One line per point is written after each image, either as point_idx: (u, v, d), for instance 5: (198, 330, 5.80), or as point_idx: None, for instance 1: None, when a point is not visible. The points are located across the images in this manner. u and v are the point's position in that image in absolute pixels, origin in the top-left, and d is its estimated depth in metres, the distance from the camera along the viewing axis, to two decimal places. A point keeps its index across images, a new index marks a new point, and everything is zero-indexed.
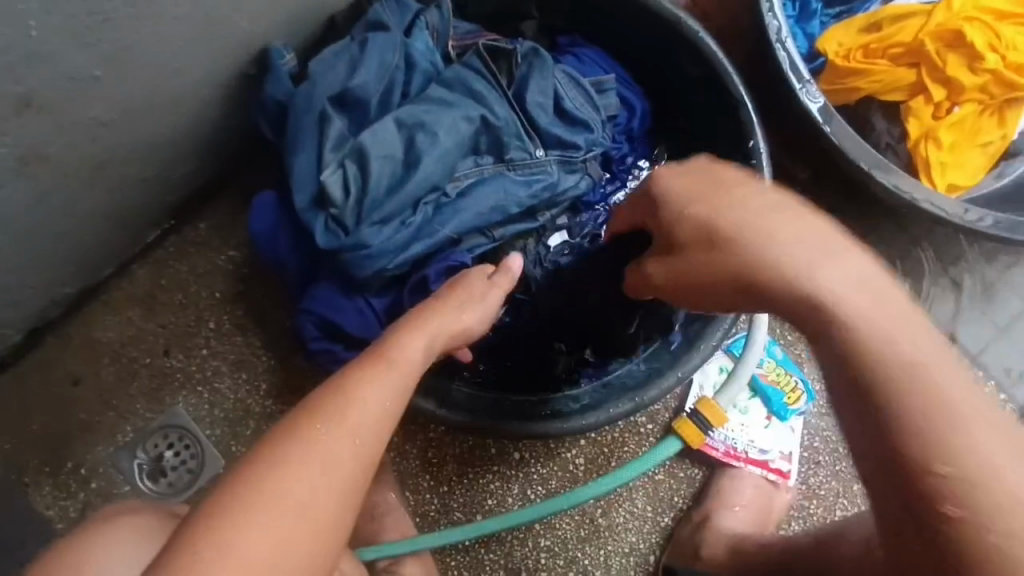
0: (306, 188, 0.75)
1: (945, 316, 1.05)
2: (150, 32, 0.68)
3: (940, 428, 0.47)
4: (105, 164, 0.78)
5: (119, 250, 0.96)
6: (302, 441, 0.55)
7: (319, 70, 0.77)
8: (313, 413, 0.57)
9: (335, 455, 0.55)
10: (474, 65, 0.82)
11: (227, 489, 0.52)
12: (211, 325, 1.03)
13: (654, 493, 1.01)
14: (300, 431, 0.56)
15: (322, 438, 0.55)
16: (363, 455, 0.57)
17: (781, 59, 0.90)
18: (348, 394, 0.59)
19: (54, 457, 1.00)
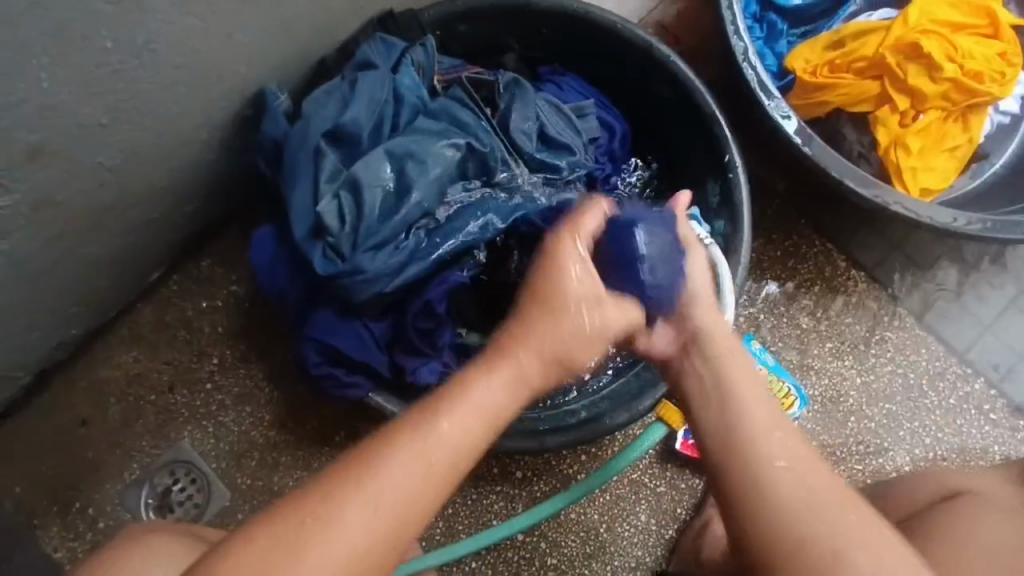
0: (303, 220, 0.78)
1: (931, 317, 1.08)
2: (152, 81, 0.72)
3: (761, 508, 0.56)
4: (111, 208, 0.82)
5: (125, 290, 0.99)
6: (316, 540, 0.49)
7: (313, 108, 0.80)
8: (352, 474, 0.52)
9: (399, 499, 0.52)
10: (458, 96, 0.87)
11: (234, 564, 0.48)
12: (215, 359, 1.06)
13: (656, 505, 1.02)
14: (379, 461, 0.52)
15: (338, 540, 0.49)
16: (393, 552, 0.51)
17: (750, 79, 0.94)
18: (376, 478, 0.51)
19: (62, 498, 1.01)
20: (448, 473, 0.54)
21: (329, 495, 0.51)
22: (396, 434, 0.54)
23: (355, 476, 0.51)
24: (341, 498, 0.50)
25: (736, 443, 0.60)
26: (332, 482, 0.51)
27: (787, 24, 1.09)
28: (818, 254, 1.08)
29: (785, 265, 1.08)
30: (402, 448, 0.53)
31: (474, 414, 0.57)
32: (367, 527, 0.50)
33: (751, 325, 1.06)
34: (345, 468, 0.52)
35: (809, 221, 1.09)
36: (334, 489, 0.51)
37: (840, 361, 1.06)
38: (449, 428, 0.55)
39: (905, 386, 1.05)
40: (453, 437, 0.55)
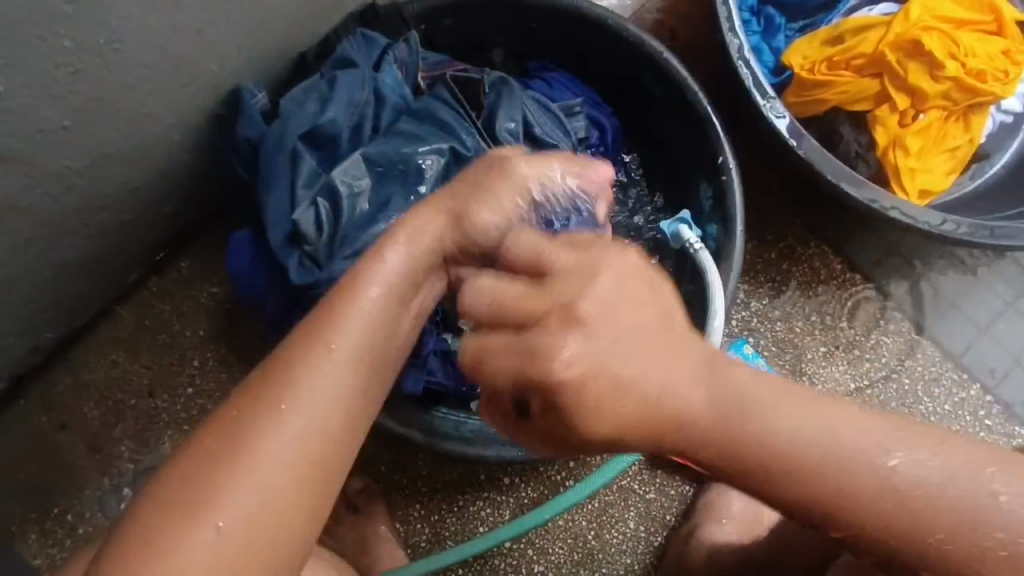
0: (279, 227, 0.75)
1: (925, 320, 1.06)
2: (119, 81, 0.69)
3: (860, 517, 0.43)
4: (81, 212, 0.79)
5: (102, 291, 0.96)
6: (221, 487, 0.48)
7: (290, 108, 0.77)
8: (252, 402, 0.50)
9: (281, 450, 0.49)
10: (442, 96, 0.84)
11: (151, 523, 0.47)
12: (195, 363, 1.03)
13: (646, 512, 1.01)
14: (231, 428, 0.49)
15: (242, 477, 0.48)
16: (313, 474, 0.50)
17: (744, 76, 0.90)
18: (273, 409, 0.50)
19: (40, 505, 0.99)
20: (328, 407, 0.51)
21: (189, 474, 0.49)
22: (255, 392, 0.50)
23: (223, 440, 0.49)
24: (212, 467, 0.49)
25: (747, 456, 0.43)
26: (189, 465, 0.49)
27: (785, 18, 1.05)
28: (813, 257, 1.06)
29: (780, 269, 1.06)
30: (257, 408, 0.50)
31: (349, 337, 0.52)
32: (255, 484, 0.48)
33: (745, 329, 1.04)
34: (195, 443, 0.50)
35: (805, 223, 1.07)
36: (193, 465, 0.49)
37: (834, 365, 1.04)
38: (319, 363, 0.51)
39: (899, 392, 1.03)
40: (326, 373, 0.51)
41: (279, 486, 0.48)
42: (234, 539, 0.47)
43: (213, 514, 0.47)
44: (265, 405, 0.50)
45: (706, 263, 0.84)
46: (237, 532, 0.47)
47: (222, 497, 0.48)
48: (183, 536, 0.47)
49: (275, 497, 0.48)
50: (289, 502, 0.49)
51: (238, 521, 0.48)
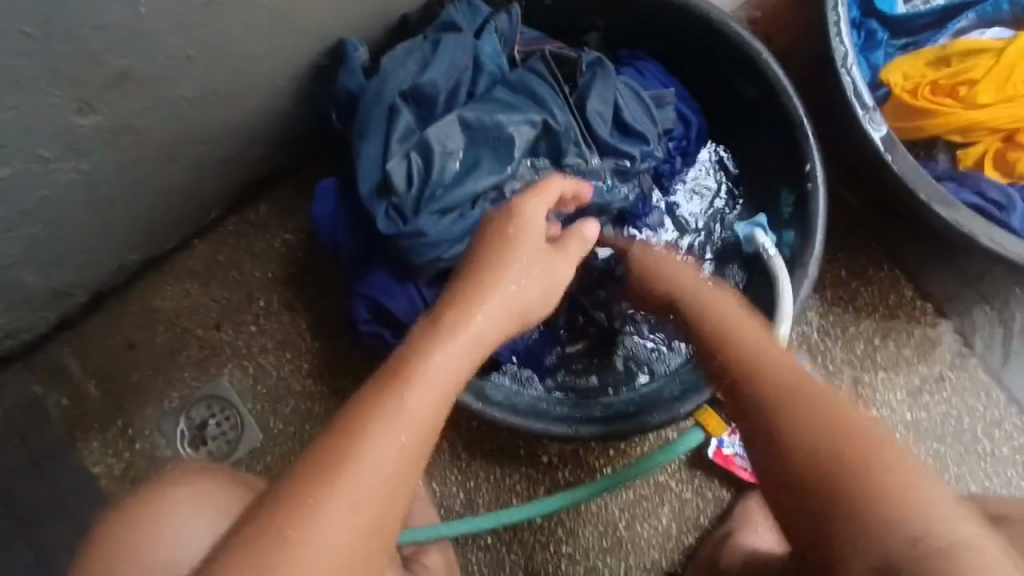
0: (370, 177, 0.77)
1: (995, 360, 1.03)
2: (240, 18, 0.72)
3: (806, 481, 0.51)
4: (184, 140, 0.82)
5: (186, 223, 1.01)
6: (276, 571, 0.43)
7: (392, 65, 0.79)
8: (328, 462, 0.46)
9: (348, 526, 0.45)
10: (538, 69, 0.84)
11: None
12: (262, 304, 1.07)
13: (680, 510, 1.01)
14: (297, 511, 0.44)
15: (299, 560, 0.43)
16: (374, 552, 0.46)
17: (845, 85, 0.89)
18: (349, 476, 0.46)
19: (103, 416, 1.04)
20: (386, 498, 0.47)
21: (242, 565, 0.43)
22: (315, 474, 0.46)
23: (288, 516, 0.44)
24: (270, 548, 0.43)
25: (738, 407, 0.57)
26: (244, 554, 0.43)
27: (888, 33, 1.02)
28: (884, 279, 1.04)
29: (849, 286, 1.04)
30: (318, 492, 0.45)
31: (415, 423, 0.49)
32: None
33: (804, 343, 1.03)
34: (255, 527, 0.44)
35: (880, 244, 1.05)
36: (245, 551, 0.43)
37: (892, 392, 1.02)
38: (381, 447, 0.47)
39: (957, 429, 1.01)
40: (390, 461, 0.47)
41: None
42: None
43: None
44: (337, 474, 0.46)
45: (779, 269, 0.83)
46: None
47: None
48: None
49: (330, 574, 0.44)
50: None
51: None
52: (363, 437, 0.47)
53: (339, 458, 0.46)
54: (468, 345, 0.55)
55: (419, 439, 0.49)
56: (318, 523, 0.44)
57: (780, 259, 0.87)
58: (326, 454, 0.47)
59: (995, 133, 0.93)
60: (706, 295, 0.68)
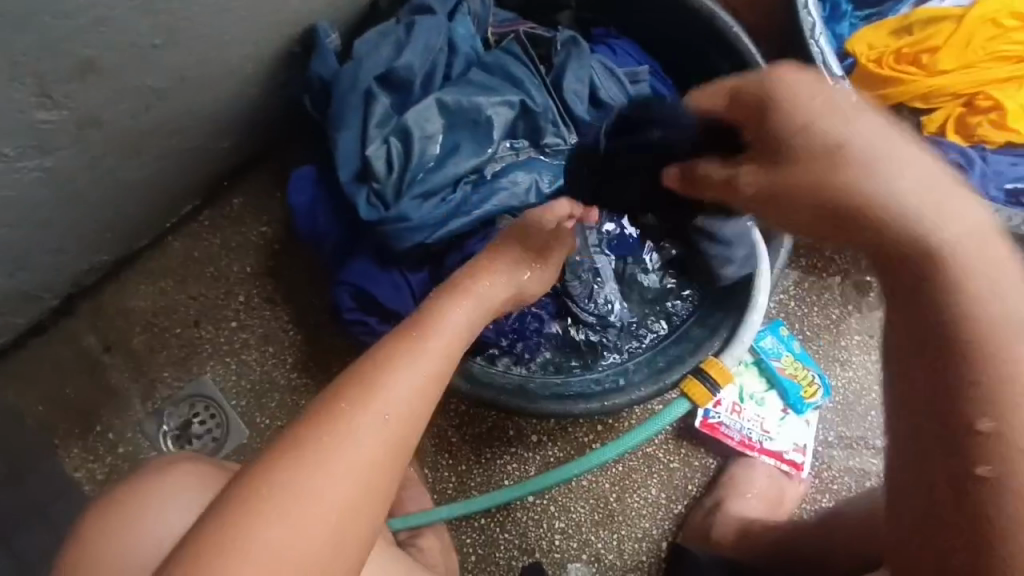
0: (349, 163, 0.76)
1: None
2: (208, 5, 0.70)
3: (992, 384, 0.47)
4: (154, 133, 0.80)
5: (159, 218, 0.99)
6: (314, 466, 0.53)
7: (366, 50, 0.78)
8: (361, 380, 0.58)
9: (372, 438, 0.55)
10: (513, 50, 0.84)
11: (236, 502, 0.51)
12: (241, 299, 1.06)
13: (668, 480, 1.03)
14: (332, 417, 0.55)
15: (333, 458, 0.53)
16: (392, 462, 0.56)
17: (814, 55, 0.90)
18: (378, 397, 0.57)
19: (83, 420, 1.02)
20: (407, 414, 0.57)
21: (286, 462, 0.53)
22: (346, 391, 0.57)
23: (324, 426, 0.55)
24: (309, 447, 0.54)
25: (942, 279, 0.49)
26: (292, 450, 0.53)
27: (852, 4, 1.04)
28: (856, 246, 1.07)
29: (822, 254, 1.07)
30: (351, 409, 0.56)
31: (430, 359, 0.61)
32: (347, 469, 0.53)
33: (782, 312, 1.05)
34: (300, 433, 0.55)
35: None
36: (292, 446, 0.54)
37: (867, 354, 1.05)
38: (402, 374, 0.59)
39: None
40: (410, 384, 0.58)
41: (363, 474, 0.54)
42: (322, 515, 0.52)
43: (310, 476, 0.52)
44: (366, 394, 0.57)
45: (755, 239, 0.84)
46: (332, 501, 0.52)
47: (313, 471, 0.52)
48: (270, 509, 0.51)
49: (357, 473, 0.54)
50: (368, 493, 0.54)
51: (328, 493, 0.52)
52: (386, 373, 0.58)
53: (362, 385, 0.57)
54: (468, 316, 0.67)
55: (432, 380, 0.60)
56: (349, 430, 0.55)
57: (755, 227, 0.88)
58: (355, 379, 0.58)
59: (956, 98, 0.96)
60: (880, 186, 0.51)
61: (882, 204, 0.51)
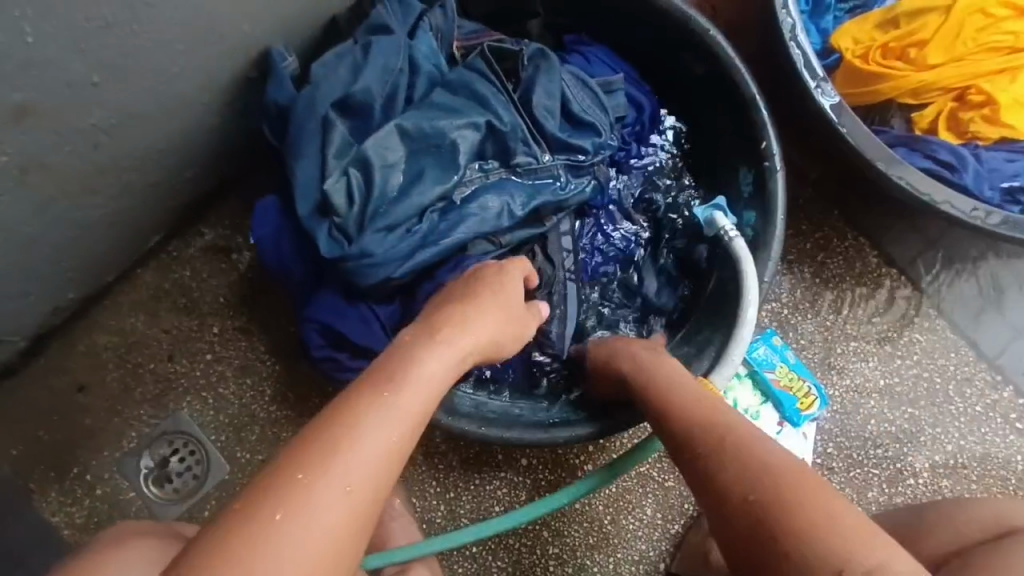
0: (308, 197, 0.73)
1: (963, 320, 1.03)
2: (149, 37, 0.67)
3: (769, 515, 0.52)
4: (106, 170, 0.77)
5: (125, 253, 0.95)
6: (262, 555, 0.42)
7: (322, 75, 0.75)
8: (325, 441, 0.47)
9: (335, 514, 0.45)
10: (478, 67, 0.80)
11: None
12: (215, 331, 1.02)
13: (664, 499, 1.00)
14: (285, 495, 0.45)
15: (288, 544, 0.43)
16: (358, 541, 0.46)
17: (794, 56, 0.87)
18: (344, 459, 0.47)
19: (59, 464, 0.99)
20: (377, 486, 0.48)
21: (227, 548, 0.42)
22: (304, 458, 0.46)
23: (276, 499, 0.44)
24: (256, 533, 0.43)
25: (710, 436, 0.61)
26: (231, 542, 0.42)
27: None
28: (849, 248, 1.03)
29: (813, 258, 1.03)
30: (311, 476, 0.45)
31: (404, 414, 0.51)
32: (301, 562, 0.43)
33: (774, 320, 1.02)
34: (240, 514, 0.44)
35: (842, 213, 1.04)
36: (230, 537, 0.43)
37: (864, 360, 1.01)
38: (370, 433, 0.48)
39: (929, 391, 1.01)
40: (376, 450, 0.48)
41: (321, 567, 0.44)
42: None
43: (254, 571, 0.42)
44: (326, 454, 0.46)
45: (742, 253, 0.81)
46: None
47: (262, 560, 0.42)
48: None
49: (314, 561, 0.43)
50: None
51: None
52: (350, 427, 0.48)
53: (323, 450, 0.47)
54: (448, 360, 0.57)
55: (409, 436, 0.50)
56: (305, 506, 0.44)
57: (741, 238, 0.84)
58: (315, 437, 0.48)
59: (945, 93, 0.92)
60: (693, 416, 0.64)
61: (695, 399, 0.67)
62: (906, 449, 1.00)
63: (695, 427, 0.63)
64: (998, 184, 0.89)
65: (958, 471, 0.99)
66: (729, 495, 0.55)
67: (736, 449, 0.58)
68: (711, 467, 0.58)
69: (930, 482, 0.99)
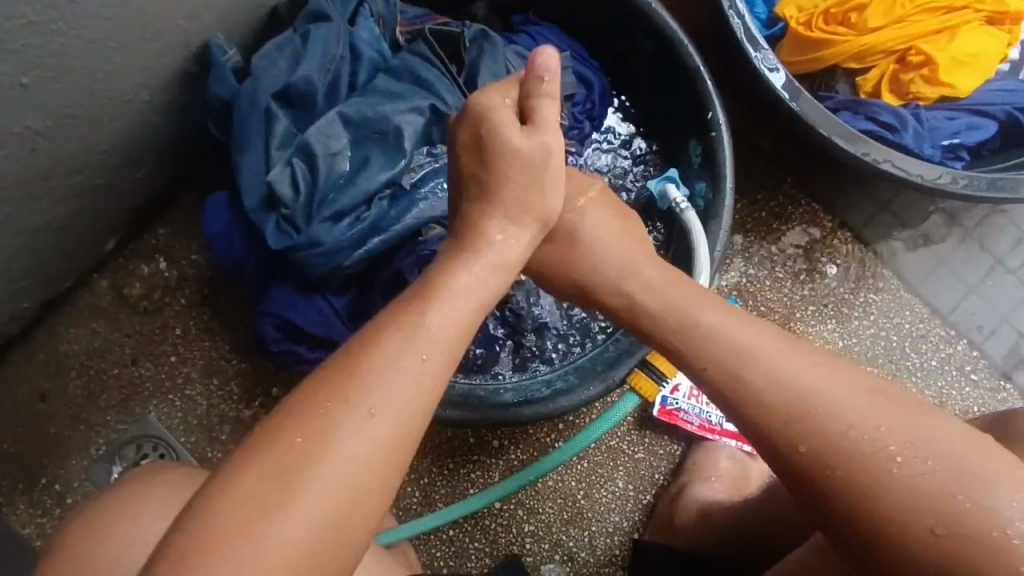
0: (254, 190, 0.73)
1: (915, 278, 1.05)
2: (76, 34, 0.65)
3: (729, 364, 0.56)
4: (48, 175, 0.76)
5: (78, 258, 0.94)
6: (300, 468, 0.44)
7: (263, 66, 0.74)
8: (355, 363, 0.49)
9: (365, 439, 0.46)
10: (422, 52, 0.81)
11: (206, 526, 0.42)
12: (178, 331, 1.02)
13: (635, 471, 1.02)
14: (319, 414, 0.46)
15: (332, 459, 0.45)
16: (400, 460, 0.47)
17: (734, 26, 0.88)
18: (376, 380, 0.48)
19: (27, 475, 0.98)
20: (401, 411, 0.48)
21: (272, 456, 0.45)
22: (330, 381, 0.48)
23: (309, 421, 0.46)
24: (297, 448, 0.45)
25: (699, 347, 0.58)
26: (254, 462, 0.44)
27: None
28: (803, 216, 1.05)
29: (768, 226, 1.04)
30: (341, 400, 0.47)
31: (428, 341, 0.51)
32: (331, 479, 0.44)
33: (733, 290, 1.03)
34: (269, 435, 0.46)
35: (795, 181, 1.05)
36: (251, 462, 0.45)
37: (823, 324, 1.03)
38: (397, 366, 0.49)
39: (887, 348, 1.03)
40: (403, 375, 0.49)
41: (355, 488, 0.45)
42: (307, 531, 0.43)
43: (294, 484, 0.44)
44: (358, 376, 0.48)
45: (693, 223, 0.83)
46: (318, 515, 0.43)
47: (304, 472, 0.44)
48: (244, 523, 0.42)
49: (355, 473, 0.45)
50: (364, 509, 0.45)
51: (317, 503, 0.44)
52: (378, 350, 0.49)
53: (354, 375, 0.48)
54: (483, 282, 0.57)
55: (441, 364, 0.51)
56: (341, 425, 0.46)
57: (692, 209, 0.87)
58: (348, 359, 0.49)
59: (888, 56, 0.93)
60: (730, 350, 0.57)
61: (795, 396, 0.53)
62: None
63: (726, 349, 0.57)
64: (938, 142, 0.91)
65: None
66: (768, 424, 0.54)
67: (733, 363, 0.56)
68: (753, 401, 0.55)
69: None
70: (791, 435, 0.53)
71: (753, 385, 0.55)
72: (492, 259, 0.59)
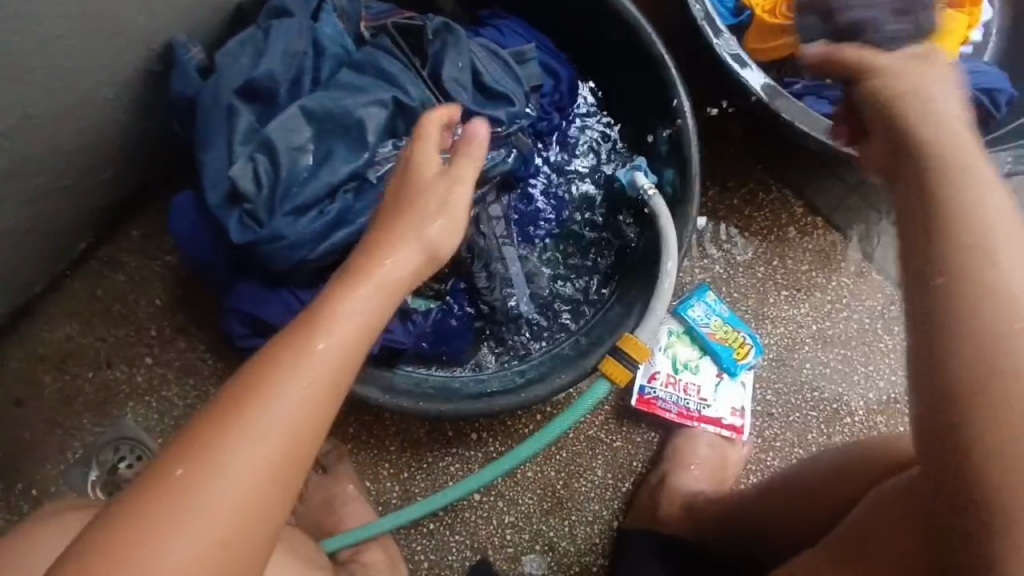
0: (217, 186, 0.73)
1: (887, 261, 1.06)
2: (32, 33, 0.65)
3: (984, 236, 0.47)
4: (12, 176, 0.75)
5: (50, 261, 0.94)
6: (193, 487, 0.45)
7: (225, 62, 0.74)
8: (250, 381, 0.49)
9: (255, 455, 0.46)
10: (385, 45, 0.81)
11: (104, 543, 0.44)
12: (153, 332, 1.01)
13: (613, 459, 1.02)
14: (213, 434, 0.47)
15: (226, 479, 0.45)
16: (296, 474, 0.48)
17: (696, 14, 0.89)
18: (270, 399, 0.48)
19: (3, 481, 0.97)
20: (295, 427, 0.48)
21: (166, 476, 0.46)
22: (226, 399, 0.48)
23: (205, 439, 0.47)
24: (192, 469, 0.46)
25: (953, 204, 0.48)
26: (154, 480, 0.46)
27: None
28: (775, 202, 1.06)
29: (740, 213, 1.05)
30: (235, 418, 0.47)
31: (321, 362, 0.50)
32: (221, 499, 0.45)
33: (708, 277, 1.04)
34: (169, 455, 0.47)
35: (765, 167, 1.06)
36: (137, 500, 0.45)
37: (796, 308, 1.05)
38: (288, 384, 0.48)
39: (859, 331, 1.05)
40: (295, 395, 0.48)
41: (249, 503, 0.46)
42: (200, 547, 0.44)
43: (185, 503, 0.45)
44: (253, 393, 0.48)
45: (659, 208, 0.83)
46: (210, 534, 0.44)
47: (195, 493, 0.45)
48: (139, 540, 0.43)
49: (246, 491, 0.46)
50: (259, 525, 0.46)
51: (209, 519, 0.45)
52: (276, 367, 0.49)
53: (250, 392, 0.48)
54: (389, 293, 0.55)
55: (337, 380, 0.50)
56: (231, 445, 0.46)
57: (659, 194, 0.87)
58: (247, 377, 0.49)
59: None
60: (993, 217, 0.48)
61: (976, 287, 0.46)
62: (842, 390, 1.04)
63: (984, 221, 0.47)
64: None
65: (891, 408, 1.04)
66: (975, 321, 0.46)
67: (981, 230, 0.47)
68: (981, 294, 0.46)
69: (866, 420, 1.03)
70: (952, 327, 0.47)
71: (982, 255, 0.47)
72: (404, 259, 0.57)
